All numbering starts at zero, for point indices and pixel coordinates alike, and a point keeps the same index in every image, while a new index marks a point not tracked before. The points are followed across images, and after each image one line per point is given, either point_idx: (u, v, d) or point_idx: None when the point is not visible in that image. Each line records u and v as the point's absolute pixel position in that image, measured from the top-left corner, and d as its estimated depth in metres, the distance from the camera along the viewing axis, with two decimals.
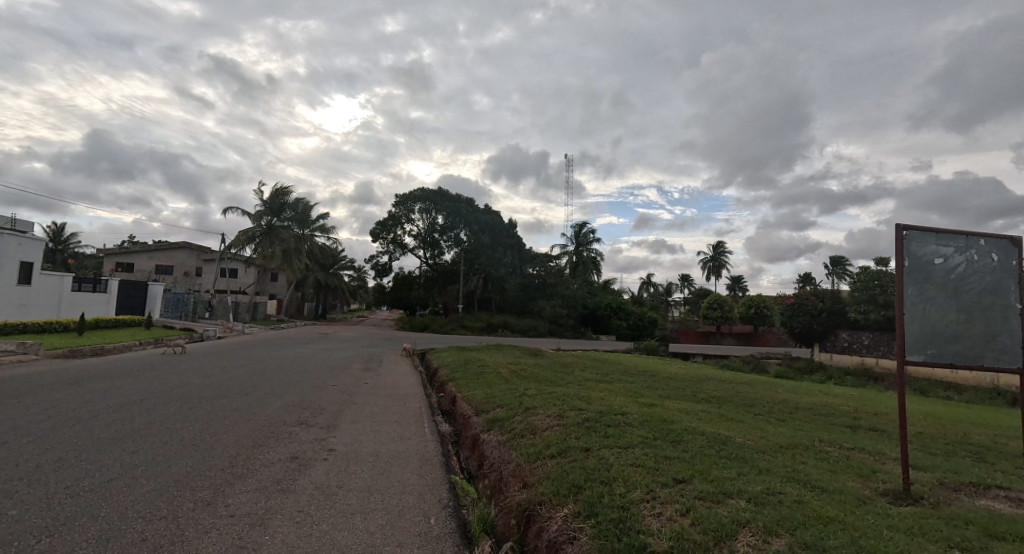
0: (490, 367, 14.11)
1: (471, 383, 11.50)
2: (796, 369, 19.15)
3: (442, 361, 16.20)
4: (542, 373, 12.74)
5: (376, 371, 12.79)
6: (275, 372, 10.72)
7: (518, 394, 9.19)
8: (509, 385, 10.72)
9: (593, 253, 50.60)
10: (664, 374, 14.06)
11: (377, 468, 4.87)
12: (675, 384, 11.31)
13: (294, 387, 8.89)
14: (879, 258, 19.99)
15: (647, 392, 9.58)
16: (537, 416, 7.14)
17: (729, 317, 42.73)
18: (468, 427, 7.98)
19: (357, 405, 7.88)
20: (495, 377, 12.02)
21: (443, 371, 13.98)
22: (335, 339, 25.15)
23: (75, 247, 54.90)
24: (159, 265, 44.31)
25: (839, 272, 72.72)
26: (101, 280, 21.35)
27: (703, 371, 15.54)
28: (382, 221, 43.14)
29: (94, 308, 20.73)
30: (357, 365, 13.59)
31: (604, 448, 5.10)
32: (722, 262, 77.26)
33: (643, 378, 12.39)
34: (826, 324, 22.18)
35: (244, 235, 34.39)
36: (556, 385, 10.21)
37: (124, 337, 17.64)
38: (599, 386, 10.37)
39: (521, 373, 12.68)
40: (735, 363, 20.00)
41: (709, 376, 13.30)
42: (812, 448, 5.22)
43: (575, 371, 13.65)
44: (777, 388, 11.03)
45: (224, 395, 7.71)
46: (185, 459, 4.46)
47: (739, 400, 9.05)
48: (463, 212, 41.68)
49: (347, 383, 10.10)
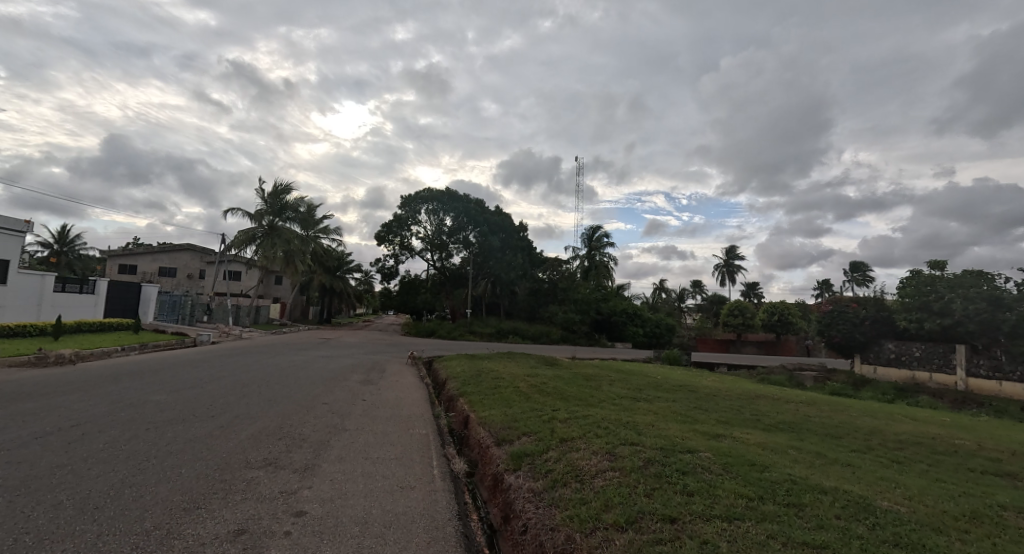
0: (506, 379, 12.50)
1: (486, 400, 9.93)
2: (841, 384, 17.36)
3: (451, 371, 14.60)
4: (566, 388, 11.13)
5: (376, 384, 11.20)
6: (258, 386, 9.19)
7: (546, 417, 7.57)
8: (532, 403, 9.10)
9: (606, 257, 48.91)
10: (703, 389, 12.33)
11: (363, 548, 3.26)
12: (727, 404, 9.64)
13: (276, 408, 7.32)
14: (935, 260, 18.25)
15: (701, 416, 7.91)
16: (578, 452, 5.54)
17: (751, 324, 41.51)
18: (488, 461, 6.36)
19: (349, 433, 6.31)
20: (513, 393, 10.44)
21: (454, 384, 12.41)
22: (337, 345, 23.70)
23: (80, 249, 54.35)
24: (161, 267, 43.28)
25: (859, 279, 70.59)
26: (89, 280, 20.07)
27: (743, 386, 13.77)
28: (387, 223, 41.78)
29: (80, 310, 19.44)
30: (356, 376, 12.08)
31: (700, 521, 3.45)
32: (736, 267, 75.24)
33: (683, 396, 10.76)
34: (870, 334, 20.07)
35: (244, 235, 33.11)
36: (588, 406, 8.57)
37: (106, 341, 16.25)
38: (639, 407, 8.73)
39: (541, 387, 11.11)
40: (775, 377, 18.08)
41: (757, 394, 11.61)
42: (1002, 522, 3.55)
43: (601, 385, 12.01)
44: (848, 411, 9.29)
45: (182, 420, 6.14)
46: (62, 544, 2.88)
47: (820, 428, 7.34)
48: (472, 214, 40.29)
49: (342, 401, 8.52)
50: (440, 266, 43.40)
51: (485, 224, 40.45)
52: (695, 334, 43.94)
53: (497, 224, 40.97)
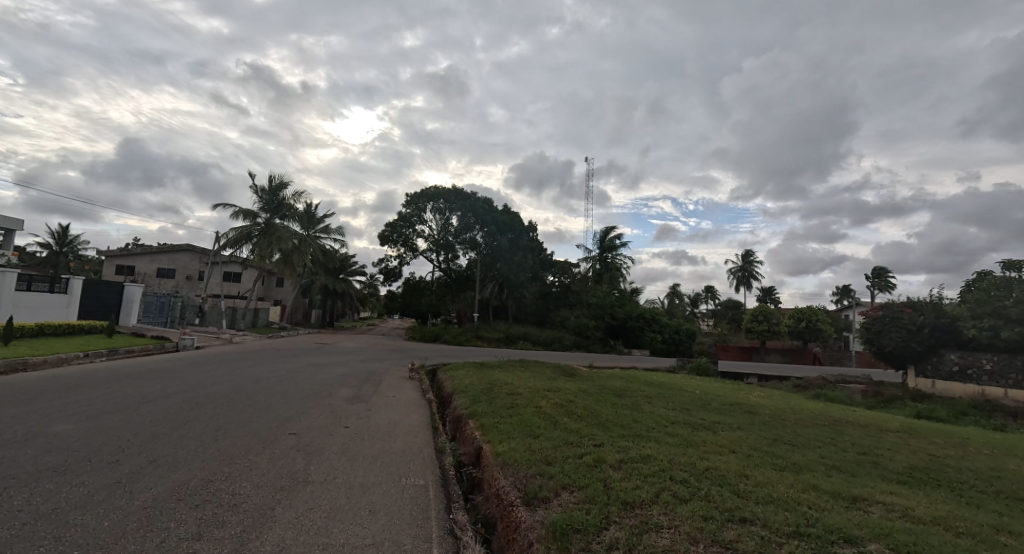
0: (523, 396, 10.46)
1: (504, 428, 7.87)
2: (900, 401, 15.24)
3: (460, 384, 12.64)
4: (599, 409, 9.12)
5: (367, 402, 9.20)
6: (215, 408, 7.20)
7: (590, 459, 5.51)
8: (563, 433, 7.05)
9: (620, 260, 46.83)
10: (762, 410, 10.28)
11: None
12: (811, 433, 7.45)
13: (217, 446, 5.27)
14: (1010, 261, 16.01)
15: (799, 459, 5.77)
16: (663, 539, 3.44)
17: (777, 331, 38.86)
18: (513, 533, 4.31)
19: (310, 491, 4.28)
20: (535, 417, 8.42)
21: (462, 402, 10.41)
22: (334, 350, 21.78)
23: (80, 249, 53.18)
24: (158, 267, 41.69)
25: (881, 284, 68.01)
26: (61, 279, 18.69)
27: (801, 405, 11.58)
28: (391, 222, 39.95)
29: (51, 310, 18.02)
30: (344, 391, 10.04)
31: None
32: (753, 272, 72.84)
33: (744, 420, 8.71)
34: (929, 344, 17.65)
35: (239, 233, 31.39)
36: (638, 440, 6.50)
37: (69, 346, 14.48)
38: (703, 440, 6.65)
39: (569, 408, 9.05)
40: (826, 392, 15.95)
41: (833, 416, 9.40)
42: None
43: (639, 405, 9.93)
44: (968, 445, 7.18)
45: (64, 470, 4.14)
46: None
47: (977, 480, 5.15)
48: (479, 213, 38.36)
49: (318, 430, 6.51)
50: (445, 268, 41.27)
51: (493, 224, 38.57)
52: (716, 340, 41.61)
53: (506, 224, 39.05)
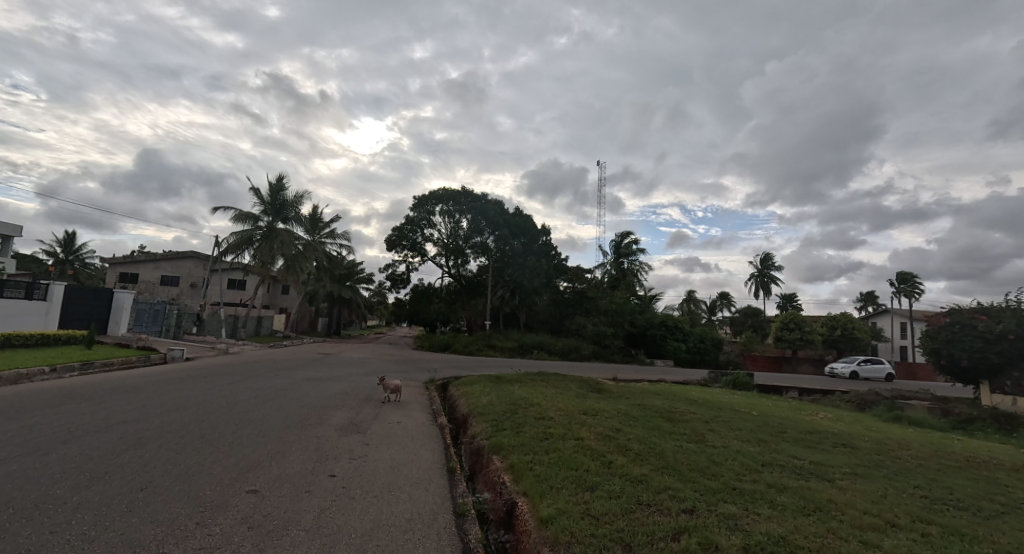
0: (557, 423, 8.54)
1: (542, 474, 5.96)
2: (985, 423, 13.11)
3: (476, 404, 10.75)
4: (659, 441, 7.20)
5: (364, 433, 7.30)
6: (159, 449, 5.39)
7: (692, 545, 3.53)
8: (627, 487, 5.09)
9: (636, 265, 45.08)
10: (857, 441, 8.20)
11: None
12: (966, 485, 5.39)
13: (122, 526, 3.40)
14: None
15: (1008, 544, 3.75)
16: None
17: (810, 339, 36.70)
18: None
19: None
20: (581, 456, 6.51)
21: (482, 431, 8.48)
22: (337, 362, 20.02)
23: (87, 257, 52.43)
24: (164, 276, 40.33)
25: (906, 289, 65.28)
26: (40, 286, 17.37)
27: (893, 433, 9.51)
28: (399, 227, 38.33)
29: (27, 319, 16.65)
30: (339, 417, 8.16)
31: None
32: (772, 277, 70.38)
33: (849, 458, 6.70)
34: (1010, 356, 15.38)
35: (239, 238, 29.87)
36: (742, 503, 4.50)
37: (36, 359, 12.95)
38: (834, 501, 4.63)
39: (619, 442, 7.11)
40: (898, 413, 13.85)
41: (957, 453, 7.31)
42: None
43: (703, 435, 7.93)
44: None
45: None
46: None
47: None
48: (490, 215, 36.71)
49: (290, 485, 4.67)
50: (455, 274, 39.59)
51: (505, 227, 36.92)
52: (742, 349, 39.23)
53: (518, 226, 37.38)
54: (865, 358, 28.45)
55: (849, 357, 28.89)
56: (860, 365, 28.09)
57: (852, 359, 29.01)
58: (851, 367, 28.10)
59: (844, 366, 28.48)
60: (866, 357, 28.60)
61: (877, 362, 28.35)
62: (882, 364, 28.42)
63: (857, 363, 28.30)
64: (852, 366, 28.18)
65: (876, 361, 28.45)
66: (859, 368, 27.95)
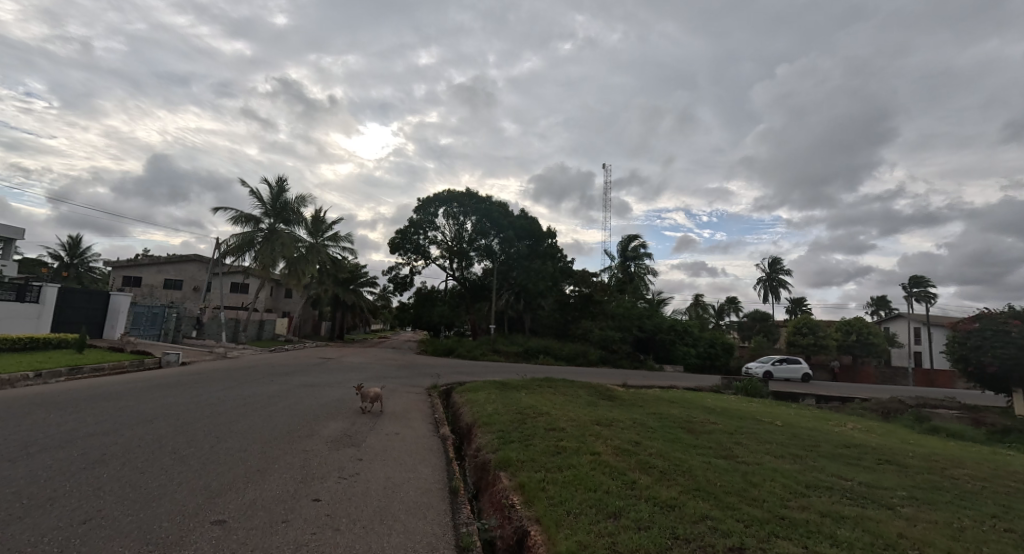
0: (569, 435, 7.84)
1: (557, 496, 5.25)
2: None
3: (481, 413, 10.07)
4: (684, 457, 6.45)
5: (358, 446, 6.62)
6: (121, 468, 4.73)
7: None
8: (656, 517, 4.35)
9: (642, 269, 44.36)
10: (900, 455, 7.43)
11: None
12: None
13: None
14: None
15: None
16: None
17: (824, 344, 35.72)
18: None
19: None
20: (598, 474, 5.80)
21: (488, 443, 7.77)
22: (338, 366, 19.41)
23: (92, 261, 52.35)
24: (167, 279, 39.98)
25: (919, 294, 64.05)
26: (32, 288, 16.96)
27: (933, 446, 8.73)
28: (402, 229, 37.83)
29: (18, 322, 16.20)
30: (332, 428, 7.49)
31: None
32: (781, 281, 69.24)
33: (901, 477, 5.93)
34: None
35: (240, 240, 29.44)
36: (798, 540, 3.74)
37: (20, 365, 12.45)
38: (906, 536, 3.86)
39: (640, 457, 6.39)
40: (930, 422, 13.04)
41: (1017, 473, 6.52)
42: None
43: (730, 450, 7.19)
44: None
45: None
46: None
47: None
48: (494, 217, 36.21)
49: (265, 513, 3.99)
50: (459, 277, 39.06)
51: (509, 229, 36.36)
52: (752, 354, 38.28)
53: (523, 228, 36.80)
54: (780, 358, 27.93)
55: (765, 357, 28.36)
56: (774, 365, 27.52)
57: (767, 359, 28.48)
58: (765, 367, 27.49)
59: (759, 366, 27.90)
60: (781, 357, 28.10)
61: (792, 362, 27.85)
62: (798, 365, 27.96)
63: (773, 364, 27.76)
64: (766, 366, 27.58)
65: (792, 360, 27.99)
66: (773, 368, 27.36)
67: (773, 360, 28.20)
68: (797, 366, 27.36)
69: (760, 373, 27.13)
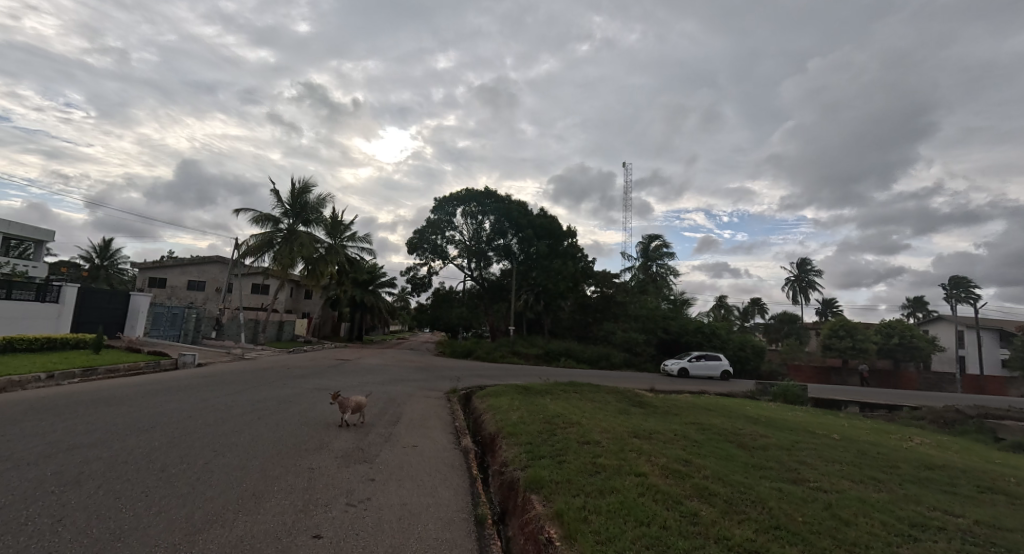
0: (606, 450, 6.98)
1: (603, 530, 4.39)
2: None
3: (505, 422, 9.24)
4: (745, 481, 5.53)
5: (369, 462, 5.86)
6: (94, 492, 4.06)
7: None
8: None
9: (664, 269, 43.07)
10: (1000, 481, 6.32)
11: None
12: None
13: None
14: None
15: None
16: None
17: (863, 348, 33.88)
18: None
19: None
20: (648, 502, 4.93)
21: (515, 458, 6.95)
22: (356, 369, 18.82)
23: (120, 262, 53.44)
24: (190, 280, 40.31)
25: (960, 295, 60.85)
26: (53, 288, 16.86)
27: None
28: (420, 229, 37.41)
29: (37, 322, 16.07)
30: (343, 440, 6.78)
31: None
32: (810, 281, 66.67)
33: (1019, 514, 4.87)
34: None
35: (260, 240, 29.34)
36: None
37: (33, 366, 12.16)
38: None
39: (695, 480, 5.49)
40: (1004, 437, 11.78)
41: None
42: None
43: (796, 472, 6.20)
44: None
45: None
46: None
47: None
48: (513, 216, 35.56)
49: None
50: (477, 277, 38.52)
51: (529, 228, 35.68)
52: (784, 358, 36.54)
53: (542, 227, 36.05)
54: (698, 354, 26.58)
55: (686, 353, 27.08)
56: (692, 362, 26.23)
57: (687, 355, 27.18)
58: (681, 363, 26.26)
59: (676, 362, 26.70)
60: (701, 353, 26.74)
61: (711, 359, 26.32)
62: (718, 361, 26.44)
63: (690, 360, 26.40)
64: (682, 362, 26.33)
65: (712, 356, 26.53)
66: (690, 365, 26.04)
67: (693, 356, 26.87)
68: (715, 362, 25.94)
69: (675, 369, 26.05)
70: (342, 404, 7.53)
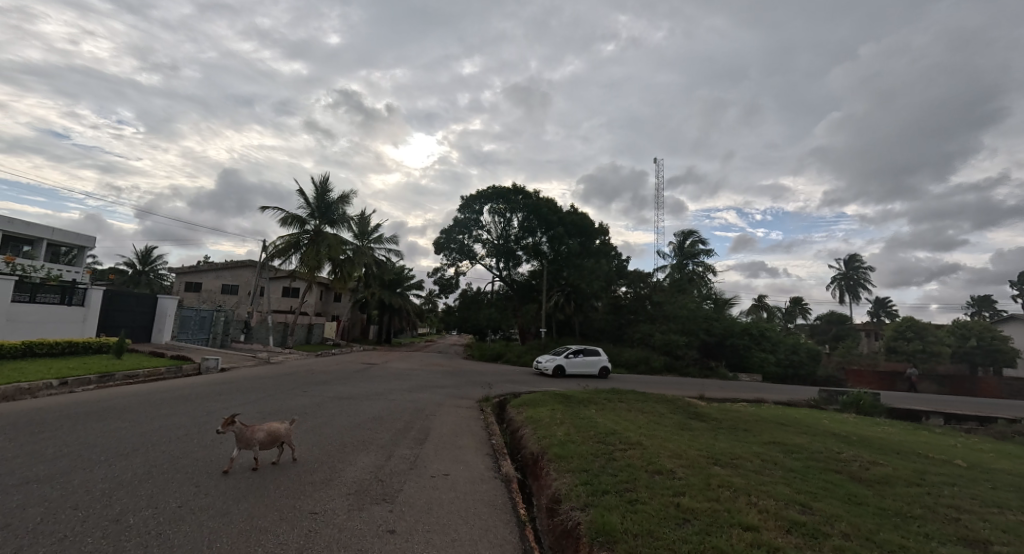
0: (689, 485, 5.49)
1: None
2: None
3: (548, 441, 7.73)
4: (906, 542, 3.96)
5: (380, 507, 4.44)
6: None
7: None
8: None
9: (702, 268, 40.84)
10: None
11: None
12: None
13: None
14: None
15: None
16: None
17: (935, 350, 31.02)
18: None
19: None
20: None
21: (571, 494, 5.49)
22: (384, 374, 17.79)
23: (161, 268, 54.67)
24: (223, 284, 40.63)
25: None
26: (78, 290, 16.50)
27: None
28: (448, 229, 36.47)
29: (63, 325, 15.71)
30: (353, 472, 5.37)
31: None
32: (860, 280, 62.48)
33: None
34: None
35: (287, 242, 28.93)
36: None
37: (47, 372, 11.54)
38: None
39: (834, 541, 3.96)
40: None
41: None
42: None
43: (963, 524, 4.55)
44: None
45: None
46: None
47: None
48: (543, 213, 34.25)
49: None
50: (507, 278, 37.33)
51: (559, 226, 34.28)
52: (839, 362, 33.76)
53: (573, 224, 34.58)
54: (575, 350, 22.96)
55: (563, 349, 23.65)
56: (568, 359, 22.67)
57: (565, 351, 23.30)
58: (557, 360, 22.60)
59: (551, 359, 22.80)
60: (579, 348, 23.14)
61: (590, 353, 23.14)
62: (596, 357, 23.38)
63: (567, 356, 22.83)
64: (558, 359, 22.62)
65: (590, 351, 23.16)
66: (566, 362, 22.52)
67: (571, 353, 23.30)
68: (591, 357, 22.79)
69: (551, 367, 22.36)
70: (239, 435, 5.06)
